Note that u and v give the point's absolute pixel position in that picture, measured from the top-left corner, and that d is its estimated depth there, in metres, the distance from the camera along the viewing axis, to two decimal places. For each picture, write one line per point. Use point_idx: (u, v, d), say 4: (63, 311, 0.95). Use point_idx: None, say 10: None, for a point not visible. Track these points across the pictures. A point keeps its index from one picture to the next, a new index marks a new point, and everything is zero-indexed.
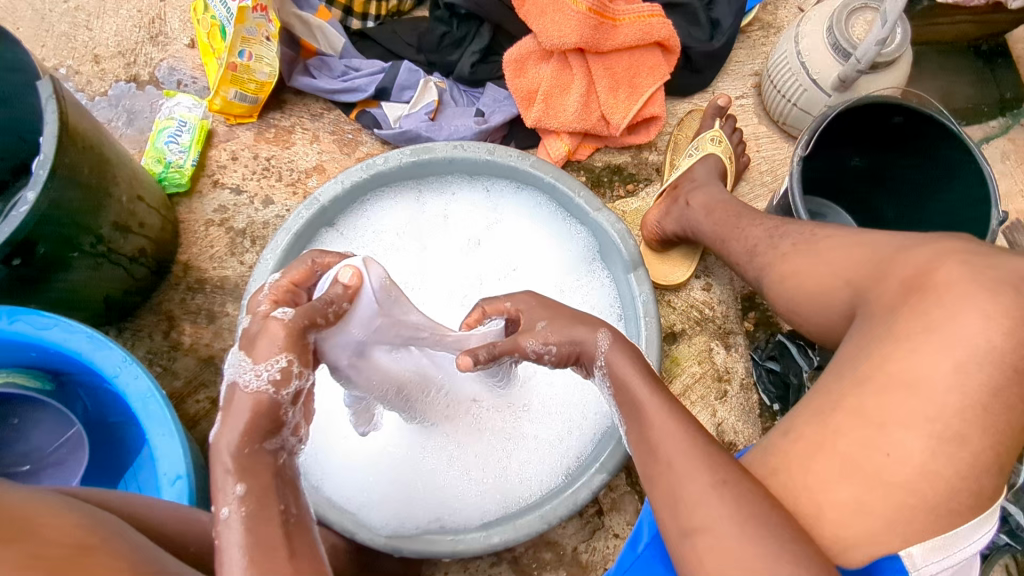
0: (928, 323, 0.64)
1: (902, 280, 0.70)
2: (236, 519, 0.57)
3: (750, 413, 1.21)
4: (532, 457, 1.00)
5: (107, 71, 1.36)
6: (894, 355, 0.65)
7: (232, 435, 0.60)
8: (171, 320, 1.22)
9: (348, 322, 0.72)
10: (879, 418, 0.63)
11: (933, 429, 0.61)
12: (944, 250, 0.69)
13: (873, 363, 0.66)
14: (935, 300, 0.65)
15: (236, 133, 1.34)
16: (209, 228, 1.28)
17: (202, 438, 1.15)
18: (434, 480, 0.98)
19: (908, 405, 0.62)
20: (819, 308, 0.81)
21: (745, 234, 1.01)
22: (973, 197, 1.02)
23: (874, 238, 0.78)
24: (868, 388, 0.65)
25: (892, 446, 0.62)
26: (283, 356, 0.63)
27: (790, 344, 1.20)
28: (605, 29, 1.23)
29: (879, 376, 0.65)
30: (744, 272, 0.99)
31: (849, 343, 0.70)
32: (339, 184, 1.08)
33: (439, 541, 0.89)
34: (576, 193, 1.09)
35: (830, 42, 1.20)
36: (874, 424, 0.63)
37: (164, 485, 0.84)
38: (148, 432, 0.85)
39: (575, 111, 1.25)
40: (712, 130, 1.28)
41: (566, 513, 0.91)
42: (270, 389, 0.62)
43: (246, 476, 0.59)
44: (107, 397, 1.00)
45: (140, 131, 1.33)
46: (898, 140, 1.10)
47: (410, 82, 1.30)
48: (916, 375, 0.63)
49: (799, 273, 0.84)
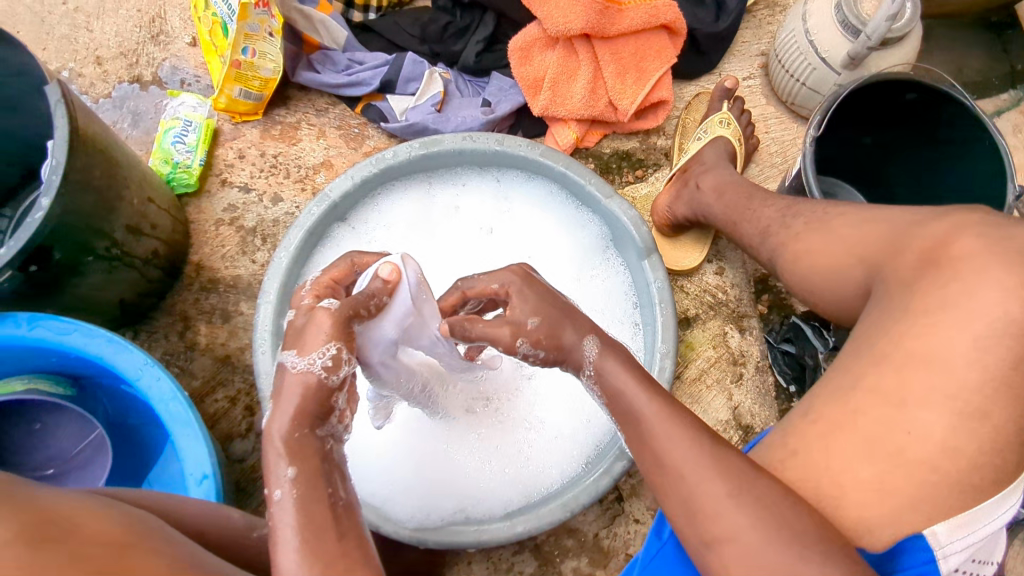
0: (945, 298, 0.64)
1: (918, 254, 0.69)
2: (290, 500, 0.59)
3: (767, 396, 1.21)
4: (552, 446, 1.01)
5: (110, 73, 1.35)
6: (912, 331, 0.64)
7: (283, 420, 0.62)
8: (186, 321, 1.22)
9: (383, 316, 0.73)
10: (898, 396, 0.63)
11: (953, 405, 0.61)
12: (960, 223, 0.68)
13: (891, 340, 0.65)
14: (951, 275, 0.65)
15: (242, 132, 1.33)
16: (220, 227, 1.28)
17: (222, 437, 1.16)
18: (455, 472, 0.99)
19: (928, 381, 0.62)
20: (833, 287, 0.80)
21: (757, 215, 1.00)
22: (990, 171, 1.01)
23: (886, 214, 0.77)
24: (886, 366, 0.65)
25: (912, 424, 0.62)
26: (332, 344, 0.64)
27: (805, 326, 1.21)
28: (611, 14, 1.21)
29: (896, 353, 0.64)
30: (756, 253, 0.98)
31: (865, 321, 0.70)
32: (349, 179, 1.08)
33: (463, 531, 0.89)
34: (587, 181, 1.09)
35: (839, 20, 1.18)
36: (893, 403, 0.63)
37: (191, 485, 0.85)
38: (173, 433, 0.86)
39: (583, 98, 1.23)
40: (720, 113, 1.27)
41: (588, 501, 0.91)
42: (321, 373, 0.63)
43: (297, 459, 0.61)
44: (128, 399, 1.00)
45: (145, 132, 1.33)
46: (911, 116, 1.09)
47: (415, 74, 1.28)
48: (933, 351, 0.62)
49: (812, 251, 0.83)
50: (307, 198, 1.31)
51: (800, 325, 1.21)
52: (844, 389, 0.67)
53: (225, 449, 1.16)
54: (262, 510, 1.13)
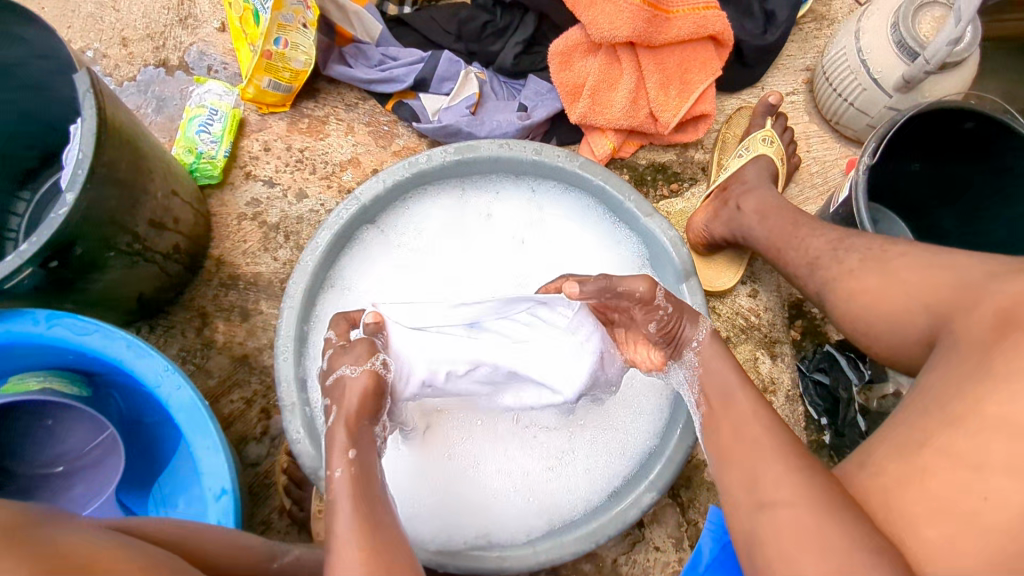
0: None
1: (1000, 311, 0.63)
2: (346, 475, 0.73)
3: (795, 425, 1.20)
4: (580, 472, 0.97)
5: (135, 55, 1.32)
6: (990, 385, 0.60)
7: (347, 415, 0.77)
8: (204, 317, 1.20)
9: (386, 348, 0.85)
10: (975, 460, 0.58)
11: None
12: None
13: (967, 399, 0.60)
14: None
15: (269, 123, 1.30)
16: (242, 221, 1.25)
17: (236, 440, 1.14)
18: (479, 493, 0.96)
19: (1011, 448, 0.57)
20: (892, 327, 0.77)
21: (806, 244, 0.98)
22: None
23: (956, 260, 0.73)
24: (962, 427, 0.60)
25: (990, 490, 0.57)
26: (379, 356, 0.82)
27: (839, 356, 1.18)
28: (658, 22, 1.14)
29: (970, 414, 0.60)
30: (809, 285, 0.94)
31: (935, 373, 0.66)
32: (381, 183, 1.05)
33: (485, 557, 0.87)
34: (626, 196, 1.06)
35: (895, 40, 1.13)
36: (969, 466, 0.58)
37: (208, 500, 0.82)
38: (192, 445, 0.83)
39: (623, 108, 1.19)
40: (764, 130, 1.25)
41: (614, 532, 0.89)
42: (380, 370, 0.81)
43: (357, 445, 0.75)
44: (144, 399, 0.97)
45: (169, 119, 1.29)
46: (968, 148, 1.06)
47: (450, 73, 1.24)
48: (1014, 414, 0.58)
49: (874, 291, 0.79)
50: (332, 195, 1.27)
51: (835, 355, 1.18)
52: (912, 448, 0.63)
53: (239, 452, 1.13)
54: (274, 517, 1.11)
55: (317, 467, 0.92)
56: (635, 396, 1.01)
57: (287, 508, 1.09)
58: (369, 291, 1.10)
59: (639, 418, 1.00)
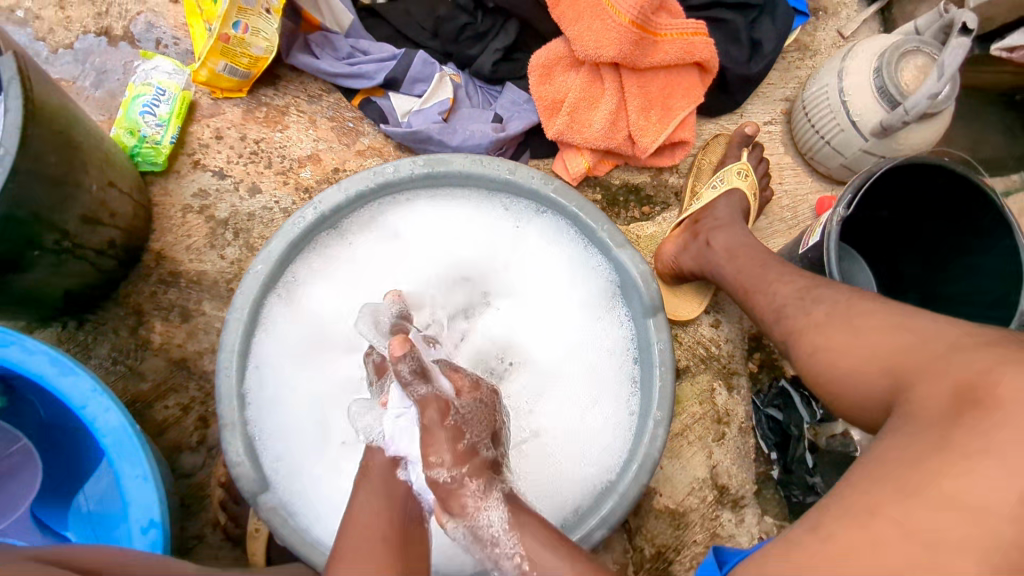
0: (987, 440, 0.52)
1: (958, 384, 0.59)
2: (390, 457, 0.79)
3: (746, 458, 1.21)
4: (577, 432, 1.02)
5: (74, 20, 1.20)
6: (948, 472, 0.52)
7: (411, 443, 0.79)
8: (139, 315, 1.11)
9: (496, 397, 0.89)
10: (928, 536, 0.51)
11: (987, 560, 0.49)
12: (1011, 358, 0.57)
13: (926, 475, 0.53)
14: (995, 415, 0.53)
15: (222, 109, 1.20)
16: (187, 214, 1.16)
17: (170, 448, 1.09)
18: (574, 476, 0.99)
19: (962, 530, 0.50)
20: (855, 388, 0.73)
21: (770, 290, 0.93)
22: (1017, 266, 0.95)
23: (915, 323, 0.71)
24: (904, 498, 0.53)
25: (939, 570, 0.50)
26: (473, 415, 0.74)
27: (794, 393, 1.20)
28: (645, 46, 1.10)
29: (923, 488, 0.53)
30: (769, 331, 0.91)
31: (892, 434, 0.60)
32: (342, 192, 0.98)
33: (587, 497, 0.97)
34: (599, 225, 1.02)
35: (877, 85, 1.13)
36: (920, 543, 0.51)
37: (134, 533, 0.78)
38: (119, 472, 0.78)
39: (602, 129, 1.15)
40: (738, 163, 1.20)
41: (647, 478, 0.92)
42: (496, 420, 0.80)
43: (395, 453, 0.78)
44: (58, 406, 0.88)
45: (109, 94, 1.18)
46: (938, 201, 1.06)
47: (424, 75, 1.17)
48: (972, 498, 0.51)
49: (838, 357, 0.75)
50: (288, 192, 1.19)
51: (789, 392, 1.21)
52: (860, 516, 0.54)
53: (173, 461, 1.08)
54: (207, 531, 1.07)
55: (257, 491, 0.89)
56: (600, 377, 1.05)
57: (222, 523, 1.06)
58: (323, 302, 1.04)
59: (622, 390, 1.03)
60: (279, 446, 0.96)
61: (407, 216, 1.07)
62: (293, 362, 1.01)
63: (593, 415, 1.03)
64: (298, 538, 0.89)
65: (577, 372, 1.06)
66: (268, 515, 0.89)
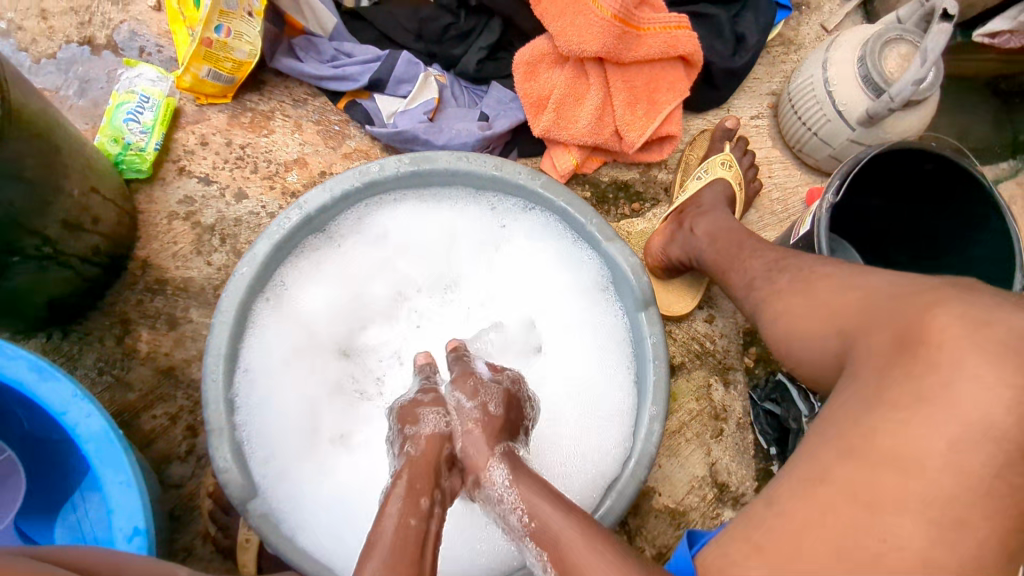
0: (919, 389, 0.56)
1: (895, 337, 0.62)
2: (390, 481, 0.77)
3: (745, 454, 1.19)
4: (574, 424, 1.01)
5: (56, 29, 1.19)
6: (882, 427, 0.57)
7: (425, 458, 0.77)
8: (126, 324, 1.10)
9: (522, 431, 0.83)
10: (866, 497, 0.55)
11: (929, 513, 0.53)
12: (945, 299, 0.62)
13: (862, 433, 0.57)
14: (928, 364, 0.57)
15: (207, 115, 1.19)
16: (173, 221, 1.15)
17: (158, 459, 1.06)
18: (575, 464, 0.98)
19: (900, 484, 0.54)
20: (811, 349, 0.76)
21: (744, 267, 0.95)
22: (1005, 248, 0.95)
23: (869, 282, 0.73)
24: (851, 461, 0.57)
25: (886, 529, 0.53)
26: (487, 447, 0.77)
27: (791, 386, 1.17)
28: (629, 40, 1.10)
29: (864, 447, 0.57)
30: (741, 305, 0.94)
31: (850, 395, 0.62)
32: (327, 192, 0.96)
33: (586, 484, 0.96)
34: (588, 219, 1.00)
35: (861, 74, 1.13)
36: (864, 505, 0.55)
37: (118, 541, 0.75)
38: (102, 479, 0.76)
39: (588, 124, 1.15)
40: (722, 154, 1.20)
41: (646, 474, 0.90)
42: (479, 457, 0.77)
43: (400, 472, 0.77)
44: (39, 415, 0.86)
45: (93, 103, 1.17)
46: (927, 185, 1.05)
47: (408, 75, 1.17)
48: (901, 445, 0.55)
49: (819, 334, 0.75)
50: (274, 197, 1.18)
51: (786, 385, 1.18)
52: (812, 484, 0.58)
53: (161, 472, 1.06)
54: (197, 543, 1.05)
55: (246, 497, 0.87)
56: (593, 373, 1.04)
57: (211, 534, 1.04)
58: (312, 303, 1.03)
59: (617, 385, 1.02)
60: (269, 450, 0.94)
61: (395, 215, 1.06)
62: (283, 367, 1.00)
63: (590, 411, 1.01)
64: (289, 546, 0.86)
65: (571, 366, 1.05)
66: (256, 522, 0.86)
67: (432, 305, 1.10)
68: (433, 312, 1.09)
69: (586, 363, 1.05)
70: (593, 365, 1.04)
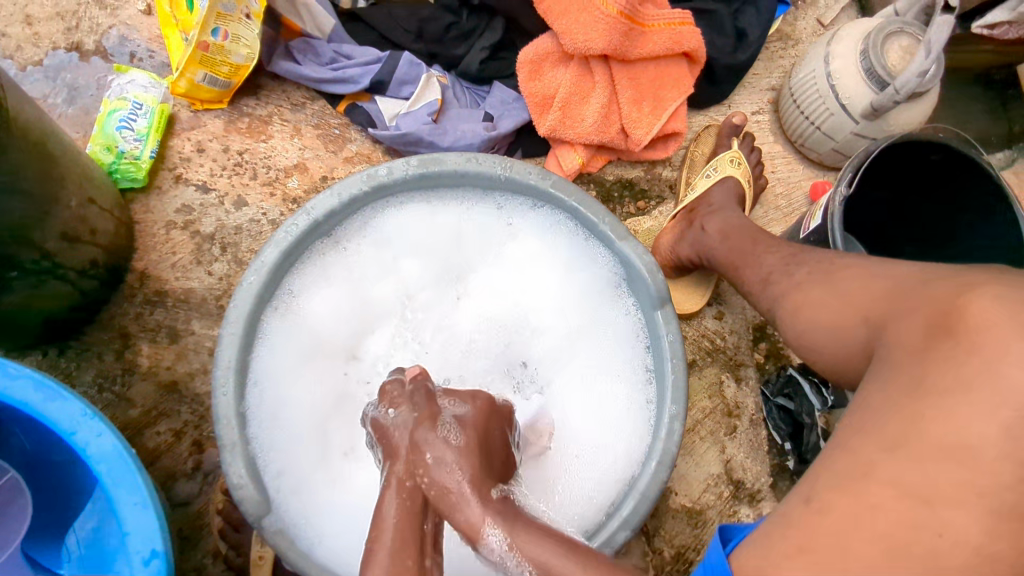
0: (964, 375, 0.54)
1: (932, 323, 0.60)
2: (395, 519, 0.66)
3: (759, 450, 1.19)
4: (592, 423, 1.00)
5: (42, 36, 1.15)
6: (924, 414, 0.54)
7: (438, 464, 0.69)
8: (125, 338, 1.06)
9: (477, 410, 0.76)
10: (922, 491, 0.52)
11: (981, 503, 0.51)
12: (979, 281, 0.60)
13: (904, 422, 0.55)
14: (966, 347, 0.55)
15: (203, 121, 1.16)
16: (171, 231, 1.11)
17: (164, 477, 1.02)
18: (594, 464, 0.97)
19: (952, 476, 0.52)
20: (836, 339, 0.75)
21: (760, 261, 0.94)
22: (1014, 237, 0.96)
23: (892, 271, 0.72)
24: (893, 449, 0.54)
25: (942, 523, 0.51)
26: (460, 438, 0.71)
27: (804, 381, 1.17)
28: (634, 36, 1.10)
29: (911, 437, 0.54)
30: (756, 301, 0.93)
31: (885, 381, 0.60)
32: (335, 197, 0.94)
33: (608, 483, 0.95)
34: (601, 219, 0.98)
35: (864, 67, 1.13)
36: (910, 494, 0.53)
37: (135, 565, 0.72)
38: (117, 501, 0.73)
39: (594, 123, 1.13)
40: (731, 152, 1.18)
41: (669, 475, 0.89)
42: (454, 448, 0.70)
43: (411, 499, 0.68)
44: (42, 434, 0.82)
45: (83, 111, 1.13)
46: (932, 177, 1.06)
47: (411, 77, 1.15)
48: (955, 436, 0.52)
49: (846, 327, 0.73)
50: (275, 204, 1.15)
51: (798, 380, 1.17)
52: (850, 476, 0.56)
53: (167, 491, 1.02)
54: (208, 563, 1.02)
55: (262, 515, 0.84)
56: (610, 373, 1.02)
57: (223, 553, 1.00)
58: (322, 310, 1.00)
59: (635, 384, 1.00)
60: (280, 463, 0.91)
61: (402, 218, 1.03)
62: (296, 375, 0.97)
63: (611, 410, 1.00)
64: (308, 561, 0.84)
65: (586, 366, 1.04)
66: (273, 538, 0.84)
67: (442, 308, 1.07)
68: (444, 314, 1.07)
69: (601, 362, 1.03)
70: (608, 363, 1.03)
